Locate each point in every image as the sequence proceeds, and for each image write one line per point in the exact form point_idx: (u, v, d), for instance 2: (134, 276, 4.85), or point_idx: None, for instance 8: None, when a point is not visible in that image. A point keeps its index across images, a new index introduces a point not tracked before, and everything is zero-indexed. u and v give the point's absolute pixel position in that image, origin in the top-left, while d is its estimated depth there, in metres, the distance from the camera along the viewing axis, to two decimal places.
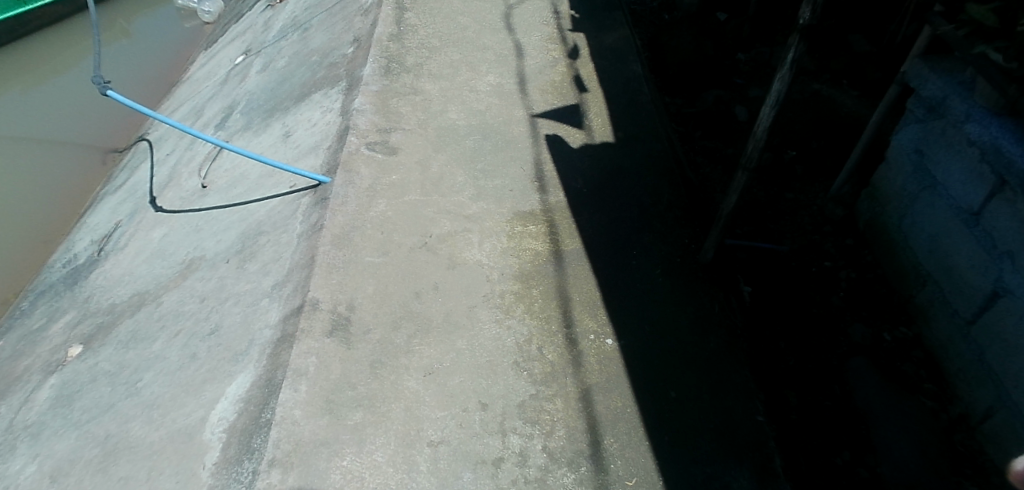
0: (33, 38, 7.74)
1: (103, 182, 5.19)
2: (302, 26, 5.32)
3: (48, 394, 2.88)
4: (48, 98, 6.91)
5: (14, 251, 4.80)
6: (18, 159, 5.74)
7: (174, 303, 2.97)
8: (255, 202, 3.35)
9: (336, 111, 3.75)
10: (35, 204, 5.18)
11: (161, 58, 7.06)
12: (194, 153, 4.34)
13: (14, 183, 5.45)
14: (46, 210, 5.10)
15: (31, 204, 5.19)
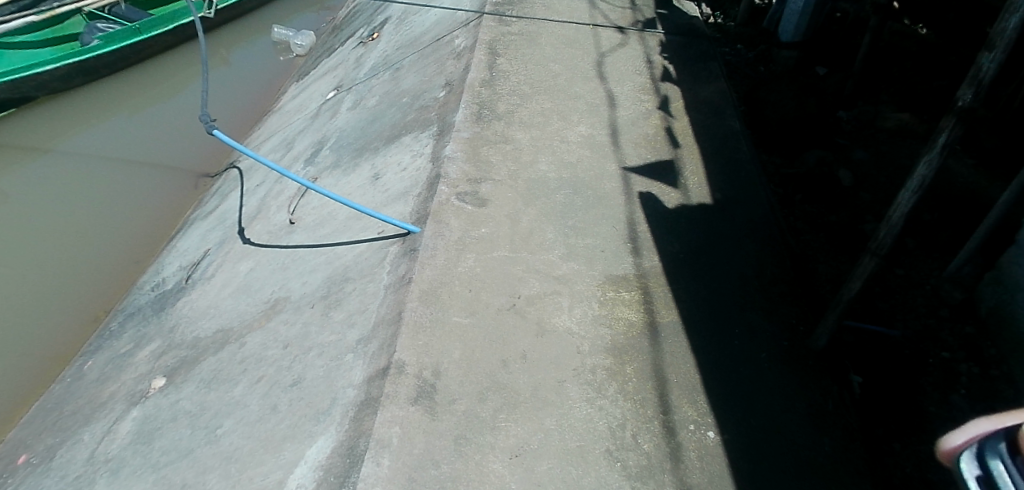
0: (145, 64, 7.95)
1: (195, 206, 5.36)
2: (394, 66, 5.39)
3: (129, 428, 2.90)
4: (148, 122, 7.25)
5: (107, 270, 4.95)
6: (116, 181, 6.02)
7: (258, 346, 2.96)
8: (342, 245, 3.34)
9: (426, 156, 3.72)
10: (131, 225, 5.38)
11: (255, 87, 7.35)
12: (283, 187, 4.42)
13: (108, 204, 5.69)
14: (136, 232, 5.29)
15: (122, 226, 5.38)
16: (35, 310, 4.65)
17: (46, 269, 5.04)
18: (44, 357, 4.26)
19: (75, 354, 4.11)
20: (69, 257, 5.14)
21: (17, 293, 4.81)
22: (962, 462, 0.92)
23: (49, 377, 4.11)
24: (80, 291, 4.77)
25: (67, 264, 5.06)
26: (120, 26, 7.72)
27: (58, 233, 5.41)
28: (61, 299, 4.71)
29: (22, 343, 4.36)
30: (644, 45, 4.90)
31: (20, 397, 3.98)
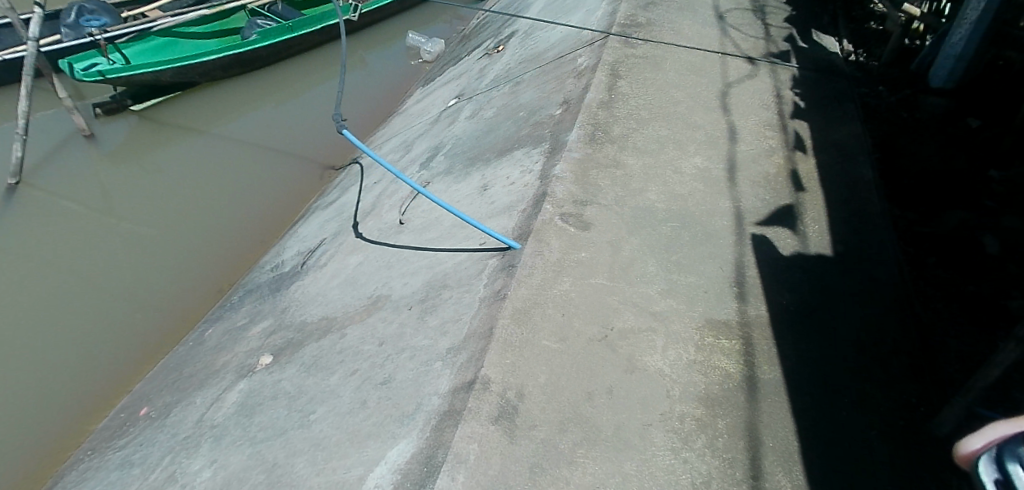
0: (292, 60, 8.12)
1: (315, 198, 5.73)
2: (514, 79, 5.49)
3: (236, 399, 3.15)
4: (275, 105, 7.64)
5: (220, 261, 5.22)
6: (247, 164, 6.46)
7: (356, 340, 3.11)
8: (444, 251, 3.44)
9: (535, 173, 3.73)
10: (257, 207, 5.80)
11: (383, 89, 7.75)
12: (397, 188, 4.62)
13: (230, 190, 6.02)
14: (253, 226, 5.60)
15: (239, 217, 5.68)
16: (166, 275, 5.08)
17: (178, 237, 5.46)
18: (169, 322, 4.66)
19: (198, 324, 4.49)
20: (199, 227, 5.57)
21: (152, 257, 5.26)
22: (980, 462, 1.08)
23: (171, 342, 4.50)
24: (206, 264, 5.19)
25: (196, 233, 5.49)
26: (276, 23, 8.05)
27: (191, 203, 5.85)
28: (190, 269, 5.13)
29: (153, 306, 4.78)
30: (775, 78, 4.66)
31: (148, 358, 4.38)
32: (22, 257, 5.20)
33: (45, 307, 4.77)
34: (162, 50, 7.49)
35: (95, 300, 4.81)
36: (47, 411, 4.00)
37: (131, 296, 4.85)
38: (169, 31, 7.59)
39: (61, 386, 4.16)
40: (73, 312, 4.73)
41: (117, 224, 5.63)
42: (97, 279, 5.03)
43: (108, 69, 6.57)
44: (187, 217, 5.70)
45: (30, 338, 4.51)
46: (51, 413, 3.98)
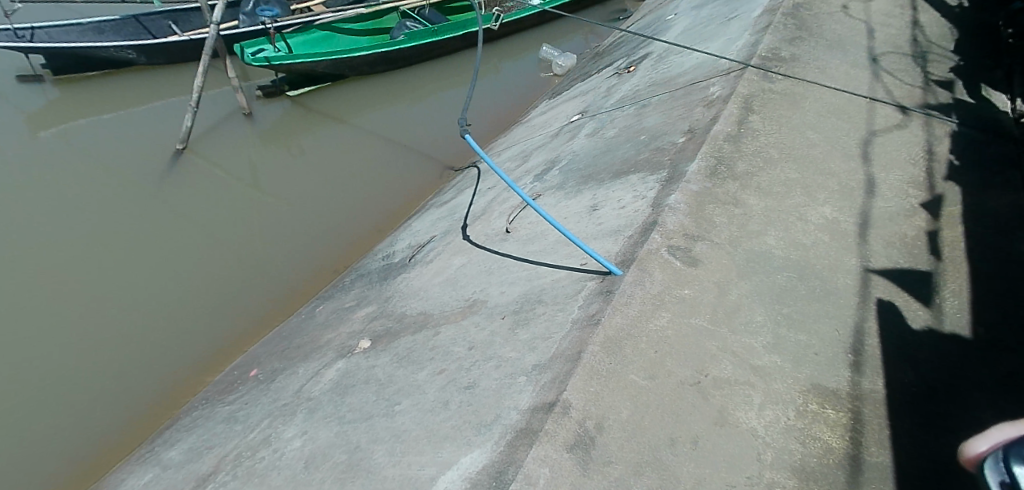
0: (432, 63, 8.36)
1: (427, 201, 5.92)
2: (641, 102, 5.40)
3: (333, 376, 3.35)
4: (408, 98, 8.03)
5: (326, 252, 5.48)
6: (373, 153, 6.80)
7: (449, 339, 3.20)
8: (545, 266, 3.46)
9: (648, 200, 3.64)
10: (371, 202, 6.04)
11: (511, 97, 7.92)
12: (509, 196, 4.71)
13: (348, 184, 6.33)
14: (364, 220, 5.85)
15: (352, 210, 5.96)
16: (282, 256, 5.41)
17: (292, 223, 5.80)
18: (276, 302, 4.96)
19: (302, 308, 4.76)
20: (318, 214, 5.90)
21: (268, 237, 5.62)
22: (984, 464, 1.20)
23: (274, 322, 4.79)
24: (317, 251, 5.48)
25: (315, 220, 5.83)
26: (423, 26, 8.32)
27: (309, 193, 6.20)
28: (301, 254, 5.44)
29: (264, 284, 5.11)
30: (929, 131, 4.25)
31: (253, 332, 4.69)
32: (166, 219, 5.75)
33: (171, 271, 5.20)
34: (320, 44, 8.09)
35: (210, 274, 5.19)
36: (160, 366, 4.38)
37: (243, 274, 5.20)
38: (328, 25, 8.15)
39: (176, 345, 4.54)
40: (195, 278, 5.15)
41: (248, 200, 6.09)
42: (221, 250, 5.45)
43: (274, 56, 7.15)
44: (303, 205, 6.03)
45: (158, 295, 4.95)
46: (163, 369, 4.36)
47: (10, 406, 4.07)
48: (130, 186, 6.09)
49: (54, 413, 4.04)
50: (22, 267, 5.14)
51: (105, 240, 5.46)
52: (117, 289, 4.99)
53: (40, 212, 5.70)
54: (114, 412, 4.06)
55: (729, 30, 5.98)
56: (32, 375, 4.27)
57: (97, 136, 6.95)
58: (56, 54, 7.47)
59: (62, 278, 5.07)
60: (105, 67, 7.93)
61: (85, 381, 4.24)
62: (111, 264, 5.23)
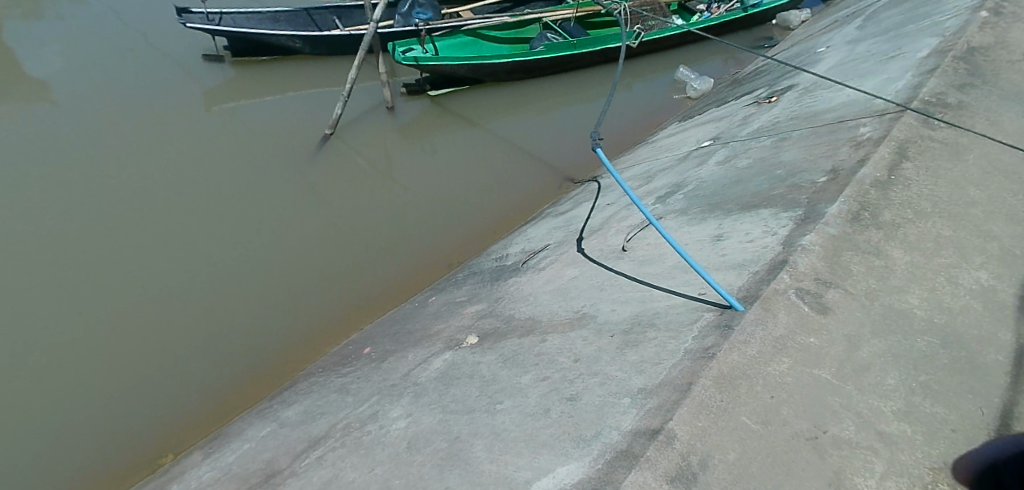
0: (566, 75, 8.44)
1: (540, 212, 5.97)
2: (780, 134, 5.15)
3: (439, 366, 3.49)
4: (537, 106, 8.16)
5: (422, 255, 5.58)
6: (497, 157, 6.99)
7: (555, 348, 3.22)
8: (660, 290, 3.40)
9: (778, 237, 3.46)
10: (484, 209, 6.15)
11: (639, 115, 7.85)
12: (628, 215, 4.66)
13: (458, 188, 6.46)
14: (468, 225, 5.95)
15: (457, 215, 6.07)
16: (396, 248, 5.65)
17: (395, 224, 5.96)
18: (385, 291, 5.18)
19: (410, 300, 4.95)
20: (435, 211, 6.13)
21: (371, 234, 5.80)
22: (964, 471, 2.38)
23: (381, 311, 5.01)
24: (428, 248, 5.67)
25: (432, 217, 6.06)
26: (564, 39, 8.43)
27: (415, 196, 6.37)
28: (397, 254, 5.57)
29: (367, 278, 5.30)
30: None
31: (342, 328, 4.83)
32: (298, 200, 6.19)
33: (277, 257, 5.47)
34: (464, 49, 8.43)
35: (311, 264, 5.41)
36: (276, 336, 4.70)
37: (342, 268, 5.38)
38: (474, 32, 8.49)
39: (272, 329, 4.75)
40: (298, 266, 5.39)
41: (372, 191, 6.42)
42: (325, 242, 5.68)
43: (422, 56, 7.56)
44: (408, 207, 6.20)
45: (282, 270, 5.32)
46: (258, 351, 4.57)
47: (132, 361, 4.45)
48: (269, 168, 6.60)
49: (168, 374, 4.37)
50: (163, 233, 5.66)
51: (245, 211, 5.96)
52: (248, 259, 5.43)
53: (189, 183, 6.29)
54: (224, 377, 4.37)
55: (887, 69, 5.58)
56: (168, 327, 4.73)
57: (258, 114, 7.69)
58: (237, 38, 8.42)
59: (188, 251, 5.47)
60: (275, 53, 8.84)
61: (211, 340, 4.64)
62: (227, 244, 5.58)
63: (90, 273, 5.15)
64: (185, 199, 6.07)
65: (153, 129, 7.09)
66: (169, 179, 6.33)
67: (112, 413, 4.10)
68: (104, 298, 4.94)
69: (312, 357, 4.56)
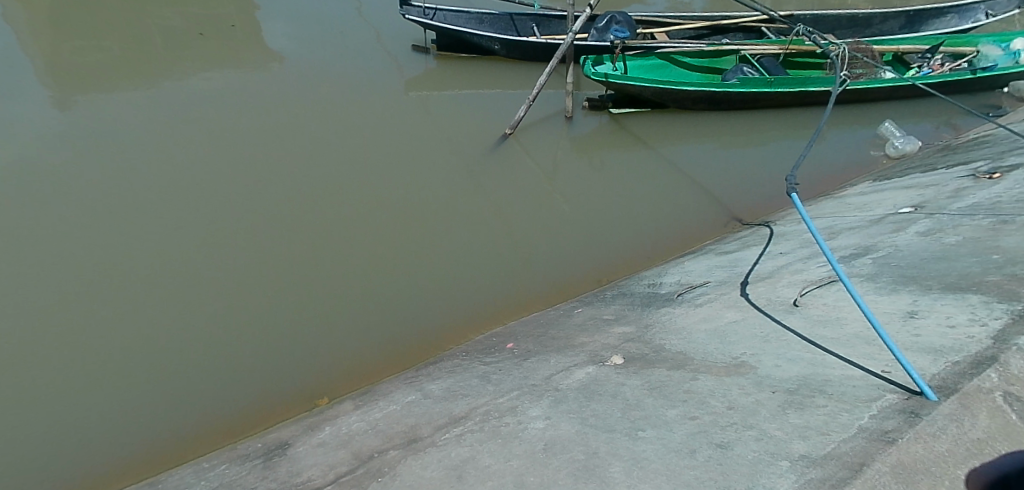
0: (752, 112, 8.11)
1: (697, 248, 5.80)
2: (1002, 216, 4.54)
3: (582, 377, 3.50)
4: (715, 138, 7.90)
5: (545, 279, 5.48)
6: (664, 184, 6.87)
7: (708, 388, 3.10)
8: (834, 356, 3.15)
9: (990, 329, 3.06)
10: (623, 241, 5.97)
11: (826, 167, 7.33)
12: (805, 269, 4.36)
13: (604, 214, 6.35)
14: (606, 254, 5.81)
15: (596, 241, 5.95)
16: (545, 255, 5.74)
17: (523, 240, 5.90)
18: (527, 297, 5.28)
19: (553, 308, 5.01)
20: (590, 226, 6.16)
21: (498, 247, 5.80)
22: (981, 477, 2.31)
23: (520, 314, 5.11)
24: (576, 262, 5.70)
25: (586, 231, 6.09)
26: (760, 75, 8.10)
27: (551, 215, 6.30)
28: (518, 274, 5.50)
29: (485, 291, 5.29)
30: None
31: (449, 336, 4.85)
32: (439, 199, 6.37)
33: (405, 253, 5.63)
34: (654, 72, 8.41)
35: (435, 265, 5.51)
36: (421, 319, 4.98)
37: (462, 277, 5.41)
38: (668, 56, 8.47)
39: (384, 326, 4.89)
40: (422, 266, 5.51)
41: (514, 201, 6.47)
42: (453, 246, 5.76)
43: (612, 74, 7.67)
44: (541, 226, 6.13)
45: (418, 263, 5.52)
46: (365, 344, 4.71)
47: (260, 328, 4.80)
48: (425, 163, 6.89)
49: (284, 347, 4.65)
50: (317, 208, 6.08)
51: (411, 197, 6.35)
52: (403, 243, 5.76)
53: (357, 164, 6.77)
54: (328, 362, 4.56)
55: None
56: (332, 290, 5.20)
57: (446, 106, 8.24)
58: (444, 34, 9.11)
59: (330, 231, 5.82)
60: (474, 52, 9.44)
61: (364, 309, 5.03)
62: (367, 230, 5.86)
63: (273, 229, 5.79)
64: (344, 181, 6.51)
65: (345, 109, 7.80)
66: (338, 158, 6.85)
67: (265, 360, 4.56)
68: (254, 262, 5.40)
69: (451, 344, 4.75)
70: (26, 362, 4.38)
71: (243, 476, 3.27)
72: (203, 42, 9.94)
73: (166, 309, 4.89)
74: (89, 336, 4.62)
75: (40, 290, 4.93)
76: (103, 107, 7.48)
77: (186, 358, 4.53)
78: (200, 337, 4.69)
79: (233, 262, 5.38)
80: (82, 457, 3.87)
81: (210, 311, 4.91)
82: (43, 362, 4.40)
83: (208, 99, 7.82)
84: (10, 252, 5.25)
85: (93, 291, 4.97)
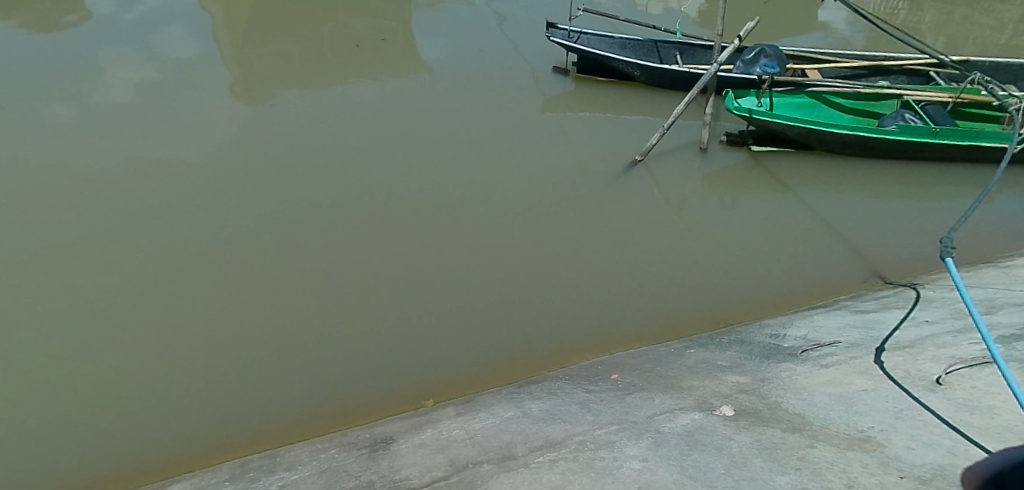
0: (911, 162, 7.42)
1: (827, 302, 5.44)
2: None
3: (686, 423, 3.37)
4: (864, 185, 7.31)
5: (657, 314, 5.38)
6: (799, 229, 6.47)
7: (824, 460, 2.87)
8: (979, 449, 2.81)
9: None
10: (746, 285, 5.71)
11: (994, 229, 6.54)
12: (956, 344, 3.91)
13: (729, 254, 6.10)
14: (725, 297, 5.58)
15: (716, 282, 5.74)
16: (659, 290, 5.65)
17: (639, 272, 5.83)
18: (635, 331, 5.25)
19: (663, 345, 4.89)
20: (711, 265, 5.96)
21: (613, 277, 5.78)
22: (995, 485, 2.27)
23: (626, 347, 5.10)
24: (690, 300, 5.54)
25: (708, 270, 5.89)
26: (923, 123, 7.41)
27: (671, 249, 6.16)
28: (630, 307, 5.45)
29: (595, 320, 5.30)
30: None
31: (554, 361, 4.93)
32: (560, 220, 6.45)
33: (521, 271, 5.77)
34: (803, 110, 7.92)
35: (548, 288, 5.60)
36: (528, 340, 5.09)
37: (573, 302, 5.47)
38: (819, 95, 7.99)
39: (492, 340, 5.07)
40: (536, 286, 5.62)
41: (635, 230, 6.39)
42: (568, 270, 5.82)
43: (757, 110, 7.35)
44: (660, 259, 6.02)
45: (532, 283, 5.65)
46: (473, 358, 4.93)
47: (382, 329, 5.17)
48: (550, 184, 7.01)
49: (400, 349, 4.98)
50: (445, 218, 6.40)
51: (533, 216, 6.49)
52: (520, 260, 5.90)
53: (486, 179, 7.04)
54: (438, 369, 4.82)
55: None
56: (449, 299, 5.46)
57: (579, 128, 8.32)
58: (586, 57, 9.22)
59: (454, 241, 6.09)
60: (613, 76, 9.46)
61: (476, 322, 5.24)
62: (488, 244, 6.07)
63: (402, 234, 6.17)
64: (472, 193, 6.79)
65: (481, 124, 8.14)
66: (469, 172, 7.16)
67: (382, 360, 4.90)
68: (383, 264, 5.81)
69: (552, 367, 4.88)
70: (192, 334, 5.05)
71: (349, 464, 3.53)
72: (364, 52, 10.84)
73: (304, 298, 5.42)
74: (240, 313, 5.25)
75: (207, 268, 5.67)
76: (273, 107, 8.39)
77: (316, 347, 4.98)
78: (329, 328, 5.15)
79: (365, 262, 5.82)
80: (225, 427, 4.40)
81: (341, 306, 5.37)
82: (202, 335, 5.06)
83: (361, 106, 8.51)
84: (187, 232, 6.08)
85: (248, 274, 5.63)
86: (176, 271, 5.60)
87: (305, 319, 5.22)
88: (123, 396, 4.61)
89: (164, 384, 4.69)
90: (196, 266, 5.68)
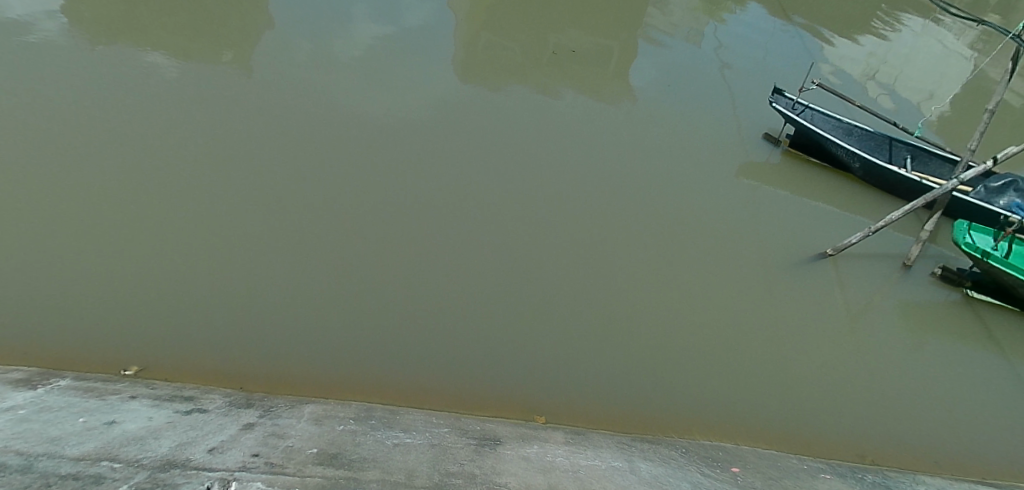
0: None
1: (999, 483, 4.78)
2: None
3: None
4: None
5: (796, 423, 5.07)
6: (991, 390, 5.70)
7: None
8: None
9: None
10: (906, 428, 5.16)
11: None
12: None
13: (898, 388, 5.54)
14: (878, 432, 5.09)
15: (873, 413, 5.25)
16: (807, 398, 5.30)
17: (792, 372, 5.51)
18: (769, 430, 4.98)
19: (795, 457, 4.59)
20: (873, 393, 5.45)
21: (761, 367, 5.50)
22: None
23: (754, 443, 4.87)
24: (836, 421, 5.14)
25: (868, 397, 5.40)
26: None
27: (834, 359, 5.72)
28: (769, 405, 5.19)
29: (728, 405, 5.13)
30: None
31: (674, 425, 4.87)
32: (722, 289, 6.26)
33: (668, 328, 5.71)
34: None
35: (691, 355, 5.49)
36: (654, 398, 5.07)
37: (711, 378, 5.32)
38: None
39: (619, 385, 5.13)
40: (680, 349, 5.53)
41: (799, 325, 6.02)
42: (715, 342, 5.65)
43: (992, 254, 6.48)
44: (817, 365, 5.63)
45: (675, 343, 5.58)
46: (596, 396, 5.03)
47: (521, 335, 5.41)
48: (723, 249, 6.82)
49: (532, 360, 5.20)
50: (609, 251, 6.50)
51: (696, 276, 6.37)
52: (671, 317, 5.82)
53: (660, 223, 7.02)
54: (560, 394, 4.99)
55: None
56: (590, 331, 5.57)
57: (774, 203, 7.91)
58: (804, 133, 8.76)
59: (611, 276, 6.18)
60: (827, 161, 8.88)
61: (610, 362, 5.30)
62: (643, 289, 6.07)
63: (565, 253, 6.38)
64: (643, 233, 6.81)
65: (670, 167, 8.10)
66: (645, 210, 7.18)
67: (514, 363, 5.15)
68: (540, 276, 6.04)
69: (670, 430, 4.82)
70: (364, 283, 5.65)
71: (456, 448, 3.73)
72: (580, 66, 11.22)
73: (462, 283, 5.81)
74: (406, 279, 5.76)
75: (390, 228, 6.30)
76: (485, 97, 9.01)
77: (460, 331, 5.36)
78: (475, 318, 5.51)
79: (524, 268, 6.09)
80: (367, 369, 4.91)
81: (492, 303, 5.67)
82: (372, 286, 5.65)
83: (563, 118, 8.87)
84: (384, 189, 6.79)
85: (423, 245, 6.16)
86: (366, 223, 6.30)
87: (457, 304, 5.61)
88: (298, 312, 5.28)
89: (331, 315, 5.30)
90: (382, 224, 6.33)
